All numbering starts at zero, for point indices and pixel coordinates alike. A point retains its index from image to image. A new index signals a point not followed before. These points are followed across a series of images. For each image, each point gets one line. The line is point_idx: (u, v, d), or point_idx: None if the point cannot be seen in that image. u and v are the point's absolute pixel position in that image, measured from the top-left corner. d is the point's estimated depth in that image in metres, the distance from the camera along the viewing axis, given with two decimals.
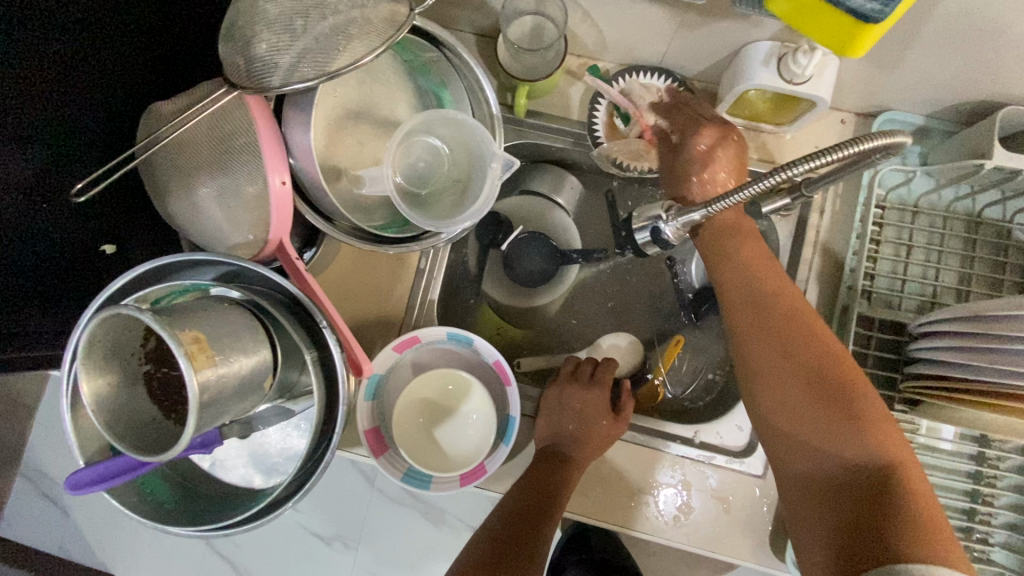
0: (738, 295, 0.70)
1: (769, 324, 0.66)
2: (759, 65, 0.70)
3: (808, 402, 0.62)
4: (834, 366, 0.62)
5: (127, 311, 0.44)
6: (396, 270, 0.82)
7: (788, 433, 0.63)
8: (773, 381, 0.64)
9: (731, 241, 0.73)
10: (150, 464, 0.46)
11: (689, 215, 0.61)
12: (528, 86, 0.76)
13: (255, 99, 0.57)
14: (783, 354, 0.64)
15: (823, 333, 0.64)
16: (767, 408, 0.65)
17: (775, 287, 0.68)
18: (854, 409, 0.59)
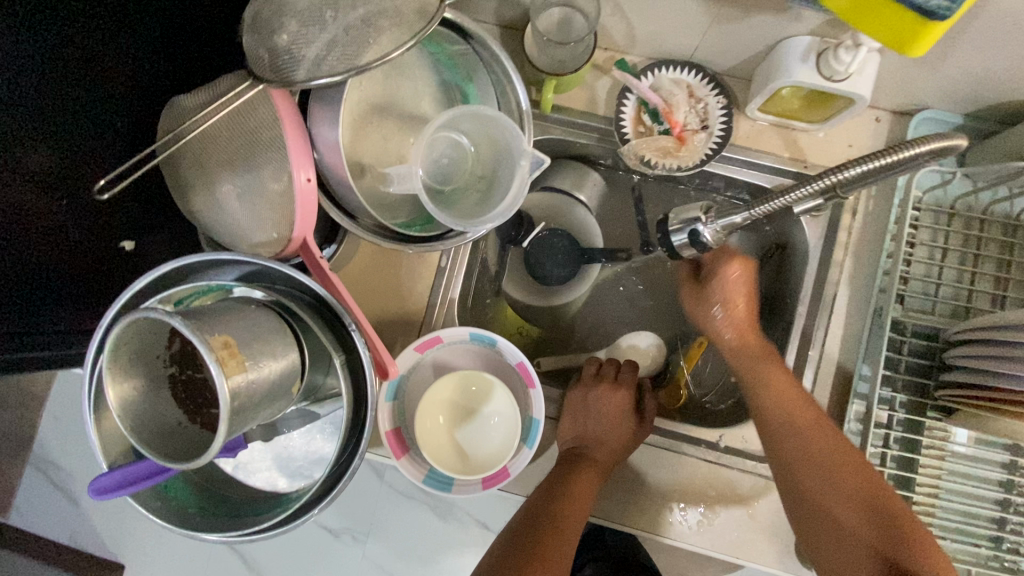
0: (778, 427, 0.70)
1: (818, 461, 0.66)
2: (797, 61, 0.67)
3: (849, 525, 0.64)
4: (867, 484, 0.64)
5: (153, 314, 0.42)
6: (417, 268, 0.80)
7: (836, 554, 0.64)
8: (809, 503, 0.66)
9: (763, 374, 0.73)
10: (176, 470, 0.45)
11: (730, 217, 0.69)
12: (555, 81, 0.74)
13: (281, 93, 0.56)
14: (818, 474, 0.66)
15: (850, 452, 0.66)
16: (811, 528, 0.66)
17: (811, 419, 0.69)
18: (896, 530, 0.61)
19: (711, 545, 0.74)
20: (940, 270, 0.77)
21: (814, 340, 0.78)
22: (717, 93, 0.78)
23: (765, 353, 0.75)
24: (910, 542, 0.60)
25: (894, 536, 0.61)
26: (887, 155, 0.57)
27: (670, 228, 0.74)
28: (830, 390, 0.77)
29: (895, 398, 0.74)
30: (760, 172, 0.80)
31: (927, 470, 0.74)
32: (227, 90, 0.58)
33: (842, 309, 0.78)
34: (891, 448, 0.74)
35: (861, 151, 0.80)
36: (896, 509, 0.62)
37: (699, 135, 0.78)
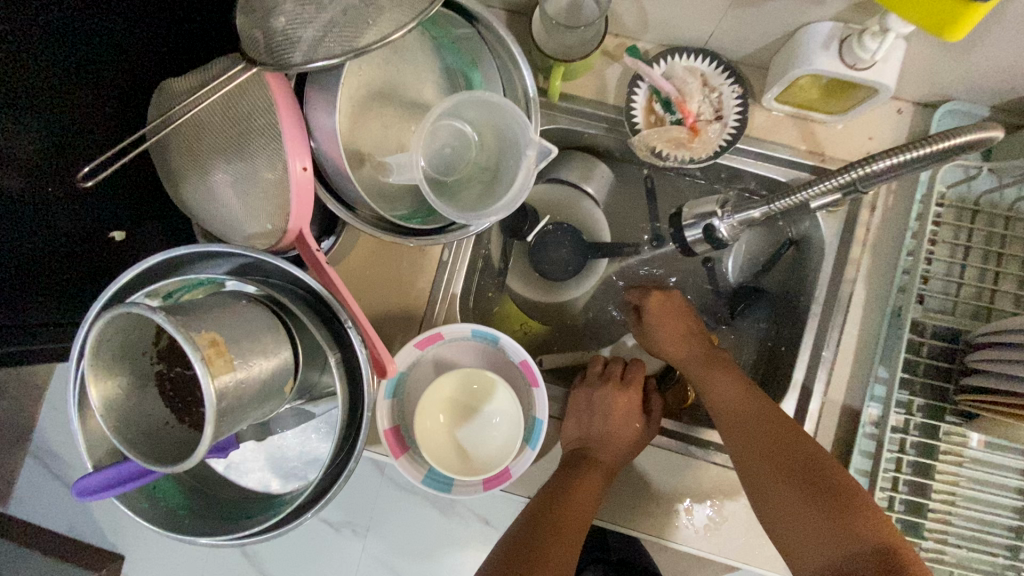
0: (722, 406, 0.71)
1: (757, 432, 0.67)
2: (819, 48, 0.64)
3: (803, 503, 0.61)
4: (817, 459, 0.63)
5: (135, 309, 0.40)
6: (418, 262, 0.77)
7: (796, 539, 0.61)
8: (764, 487, 0.64)
9: (703, 367, 0.76)
10: (162, 473, 0.43)
11: (748, 212, 0.68)
12: (564, 67, 0.71)
13: (276, 77, 0.53)
14: (769, 456, 0.65)
15: (796, 431, 0.66)
16: (770, 515, 0.63)
17: (751, 396, 0.70)
18: (849, 504, 0.59)
19: (719, 551, 0.72)
20: (962, 269, 0.73)
21: (829, 340, 0.75)
22: (733, 81, 0.74)
23: (705, 355, 0.78)
24: (864, 513, 0.58)
25: (850, 509, 0.59)
26: (919, 148, 0.55)
27: (684, 223, 0.74)
28: (845, 391, 0.75)
29: (913, 401, 0.71)
30: (776, 165, 0.77)
31: (944, 477, 0.71)
32: (220, 72, 0.56)
33: (858, 309, 0.75)
34: (907, 454, 0.70)
35: (881, 144, 0.76)
36: (846, 481, 0.61)
37: (713, 126, 0.75)
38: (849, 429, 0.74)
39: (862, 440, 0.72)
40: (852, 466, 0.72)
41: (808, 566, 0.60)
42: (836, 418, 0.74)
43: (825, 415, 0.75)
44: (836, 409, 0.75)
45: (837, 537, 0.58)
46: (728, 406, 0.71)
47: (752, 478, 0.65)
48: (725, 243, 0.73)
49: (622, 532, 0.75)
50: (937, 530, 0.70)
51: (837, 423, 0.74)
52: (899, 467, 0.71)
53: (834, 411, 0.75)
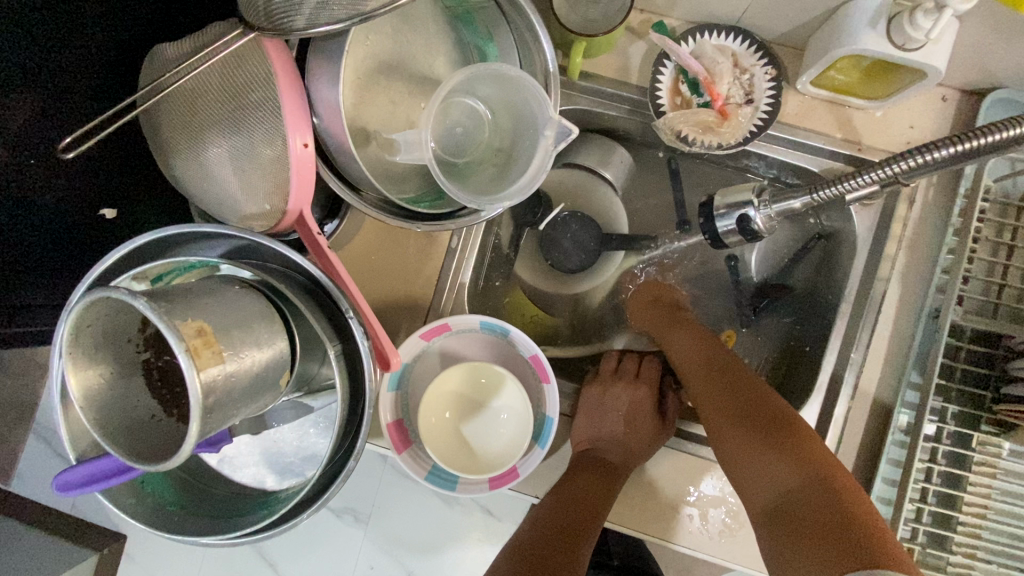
0: (687, 362, 0.73)
1: (711, 379, 0.68)
2: (865, 25, 0.58)
3: (749, 438, 0.60)
4: (772, 402, 0.62)
5: (115, 294, 0.36)
6: (426, 248, 0.73)
7: (742, 475, 0.59)
8: (718, 427, 0.63)
9: (670, 330, 0.78)
10: (143, 471, 0.40)
11: (788, 203, 0.64)
12: (586, 42, 0.66)
13: (275, 44, 0.49)
14: (725, 398, 0.65)
15: (756, 379, 0.66)
16: (723, 455, 0.62)
17: (711, 351, 0.72)
18: (796, 439, 0.57)
19: (738, 562, 0.68)
20: (1005, 269, 0.68)
21: (858, 341, 0.71)
22: (765, 62, 0.70)
23: (675, 319, 0.79)
24: (808, 447, 0.56)
25: (795, 444, 0.57)
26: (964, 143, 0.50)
27: (716, 212, 0.70)
28: (873, 396, 0.71)
29: (947, 408, 0.67)
30: (809, 154, 0.72)
31: (976, 489, 0.65)
32: (217, 37, 0.51)
33: (890, 308, 0.71)
34: (938, 463, 0.65)
35: (923, 134, 0.71)
36: (798, 423, 0.59)
37: (743, 110, 0.70)
38: (876, 435, 0.70)
39: (891, 448, 0.68)
40: (879, 474, 0.67)
41: (753, 502, 0.57)
42: (863, 423, 0.71)
43: (850, 419, 0.71)
44: (863, 413, 0.71)
45: (776, 468, 0.56)
46: (697, 363, 0.72)
47: (710, 422, 0.65)
48: (759, 235, 0.69)
49: (633, 536, 0.70)
50: (967, 544, 0.64)
51: (864, 429, 0.71)
52: (928, 477, 0.66)
53: (861, 415, 0.71)
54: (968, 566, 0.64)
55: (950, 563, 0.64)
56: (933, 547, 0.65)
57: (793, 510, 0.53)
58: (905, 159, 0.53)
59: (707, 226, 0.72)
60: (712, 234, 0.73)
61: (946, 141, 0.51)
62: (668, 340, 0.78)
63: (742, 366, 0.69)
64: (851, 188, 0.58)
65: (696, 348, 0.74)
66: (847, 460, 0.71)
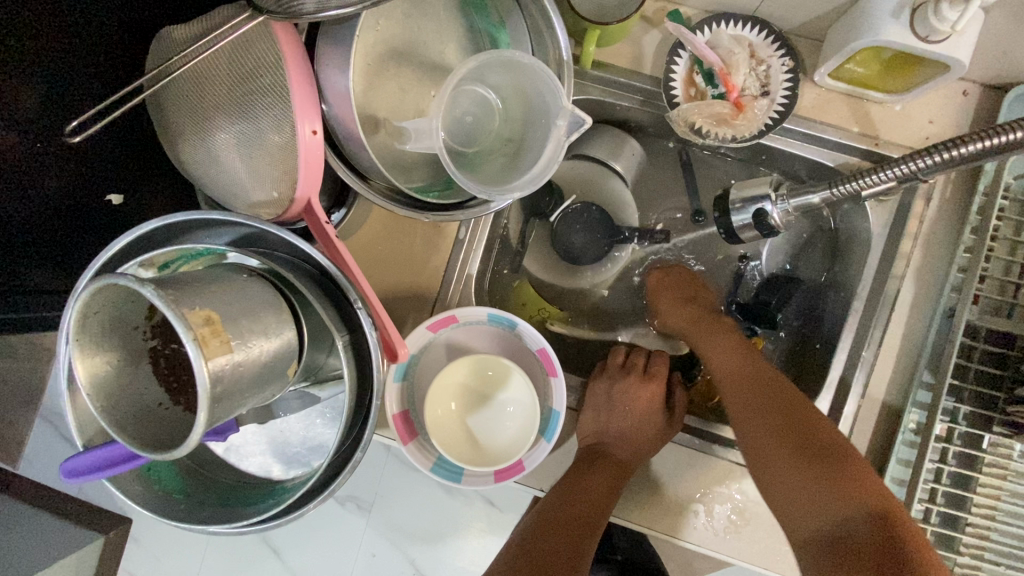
0: (720, 368, 0.71)
1: (751, 392, 0.66)
2: (888, 15, 0.57)
3: (801, 466, 0.60)
4: (820, 425, 0.62)
5: (123, 281, 0.35)
6: (434, 238, 0.73)
7: (791, 503, 0.59)
8: (762, 449, 0.63)
9: (701, 332, 0.75)
10: (150, 459, 0.39)
11: (807, 198, 0.63)
12: (599, 30, 0.64)
13: (284, 28, 0.48)
14: (769, 419, 0.63)
15: (800, 396, 0.64)
16: (764, 474, 0.62)
17: (747, 358, 0.70)
18: (850, 471, 0.58)
19: (741, 556, 0.68)
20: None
21: (870, 340, 0.70)
22: (783, 53, 0.68)
23: (705, 318, 0.76)
24: (858, 479, 0.57)
25: (846, 476, 0.57)
26: (990, 139, 0.49)
27: (732, 207, 0.69)
28: (883, 395, 0.70)
29: (959, 408, 0.65)
30: (824, 149, 0.71)
31: (985, 490, 0.64)
32: (226, 20, 0.51)
33: (903, 307, 0.70)
34: (948, 464, 0.64)
35: (943, 129, 0.69)
36: (846, 449, 0.60)
37: (759, 102, 0.69)
38: (885, 434, 0.70)
39: (901, 448, 0.67)
40: (887, 473, 0.67)
41: (799, 528, 0.58)
42: (873, 421, 0.70)
43: (860, 417, 0.70)
44: (873, 411, 0.70)
45: (832, 502, 0.57)
46: (733, 372, 0.69)
47: (750, 441, 0.64)
48: (776, 230, 0.68)
49: (637, 530, 0.70)
50: (976, 546, 0.64)
51: (872, 427, 0.70)
52: (937, 478, 0.65)
53: (871, 414, 0.70)
54: (976, 568, 0.63)
55: (957, 564, 0.64)
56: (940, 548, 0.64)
57: (850, 546, 0.54)
58: (923, 156, 0.53)
59: (723, 222, 0.71)
60: (727, 231, 0.72)
61: (971, 137, 0.50)
62: (699, 341, 0.75)
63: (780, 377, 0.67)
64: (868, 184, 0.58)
65: (731, 354, 0.71)
66: None
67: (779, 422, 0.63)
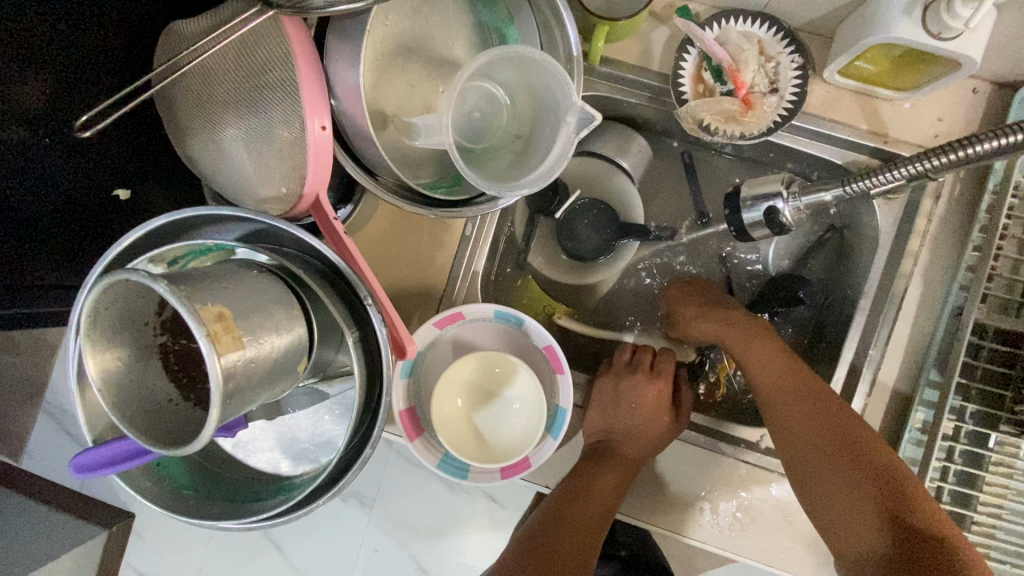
0: (763, 377, 0.68)
1: (797, 409, 0.65)
2: (899, 12, 0.56)
3: (847, 486, 0.61)
4: (866, 443, 0.61)
5: (135, 277, 0.35)
6: (441, 235, 0.72)
7: (837, 524, 0.61)
8: (807, 469, 0.63)
9: (738, 338, 0.71)
10: (162, 455, 0.39)
11: (818, 195, 0.63)
12: (608, 26, 0.64)
13: (293, 23, 0.47)
14: (815, 439, 0.63)
15: (846, 413, 0.63)
16: (810, 492, 0.63)
17: (792, 369, 0.67)
18: (897, 491, 0.58)
19: (747, 554, 0.68)
20: None
21: (876, 338, 0.70)
22: (792, 50, 0.68)
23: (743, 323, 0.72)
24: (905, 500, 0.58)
25: (892, 498, 0.58)
26: (994, 142, 0.49)
27: (743, 204, 0.69)
28: (889, 393, 0.70)
29: (966, 407, 0.65)
30: (832, 146, 0.71)
31: (992, 488, 0.64)
32: (235, 14, 0.50)
33: (911, 305, 0.70)
34: (954, 462, 0.64)
35: (952, 126, 0.69)
36: (893, 467, 0.60)
37: (768, 99, 0.69)
38: (891, 432, 0.70)
39: (907, 445, 0.67)
40: None
41: (846, 544, 0.60)
42: (879, 420, 0.70)
43: (866, 415, 0.70)
44: (879, 409, 0.70)
45: (878, 522, 0.58)
46: (775, 386, 0.67)
47: (794, 459, 0.64)
48: (786, 228, 0.68)
49: (643, 527, 0.70)
50: (981, 544, 0.64)
51: (878, 425, 0.70)
52: (943, 476, 0.65)
53: (877, 412, 0.70)
54: None
55: None
56: None
57: (899, 565, 0.56)
58: (927, 158, 0.53)
59: (733, 219, 0.71)
60: (738, 228, 0.71)
61: (977, 138, 0.50)
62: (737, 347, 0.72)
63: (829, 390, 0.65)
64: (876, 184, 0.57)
65: (771, 363, 0.68)
66: None
67: (826, 442, 0.63)
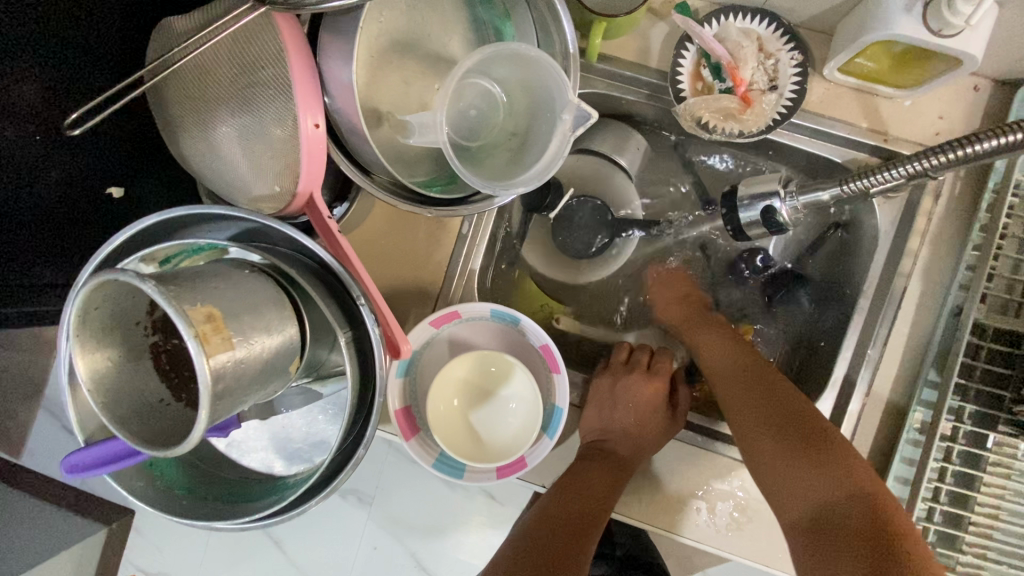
0: (715, 360, 0.73)
1: (741, 382, 0.68)
2: (901, 9, 0.56)
3: (790, 449, 0.60)
4: (807, 411, 0.62)
5: (123, 277, 0.35)
6: (437, 233, 0.72)
7: (781, 491, 0.60)
8: (753, 435, 0.63)
9: (696, 326, 0.77)
10: (150, 456, 0.39)
11: (815, 194, 0.63)
12: (606, 23, 0.64)
13: (285, 19, 0.47)
14: (756, 406, 0.65)
15: (789, 386, 0.65)
16: (754, 461, 0.62)
17: (739, 352, 0.71)
18: (836, 451, 0.59)
19: (744, 555, 0.67)
20: None
21: (876, 338, 0.70)
22: (792, 47, 0.67)
23: (702, 315, 0.78)
24: (846, 462, 0.58)
25: (831, 459, 0.58)
26: (999, 141, 0.48)
27: (741, 202, 0.68)
28: (887, 393, 0.70)
29: (964, 408, 0.65)
30: (831, 144, 0.70)
31: (989, 489, 0.63)
32: (226, 10, 0.50)
33: (909, 306, 0.70)
34: (952, 463, 0.64)
35: (953, 125, 0.68)
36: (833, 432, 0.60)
37: (768, 97, 0.68)
38: (889, 432, 0.69)
39: (904, 446, 0.67)
40: (891, 472, 0.67)
41: (788, 510, 0.59)
42: (877, 420, 0.70)
43: (864, 415, 0.70)
44: (877, 410, 0.70)
45: (816, 483, 0.58)
46: (725, 364, 0.71)
47: (741, 426, 0.65)
48: (784, 227, 0.68)
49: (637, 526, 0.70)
50: (978, 545, 0.63)
51: (876, 425, 0.70)
52: (941, 477, 0.65)
53: (874, 412, 0.70)
54: (977, 566, 0.63)
55: (959, 562, 0.63)
56: (942, 546, 0.63)
57: (839, 526, 0.55)
58: (924, 158, 0.53)
59: (730, 217, 0.71)
60: (735, 226, 0.71)
61: (980, 136, 0.49)
62: (693, 335, 0.77)
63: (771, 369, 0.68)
64: (878, 182, 0.57)
65: (721, 348, 0.73)
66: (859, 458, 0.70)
67: (766, 408, 0.64)
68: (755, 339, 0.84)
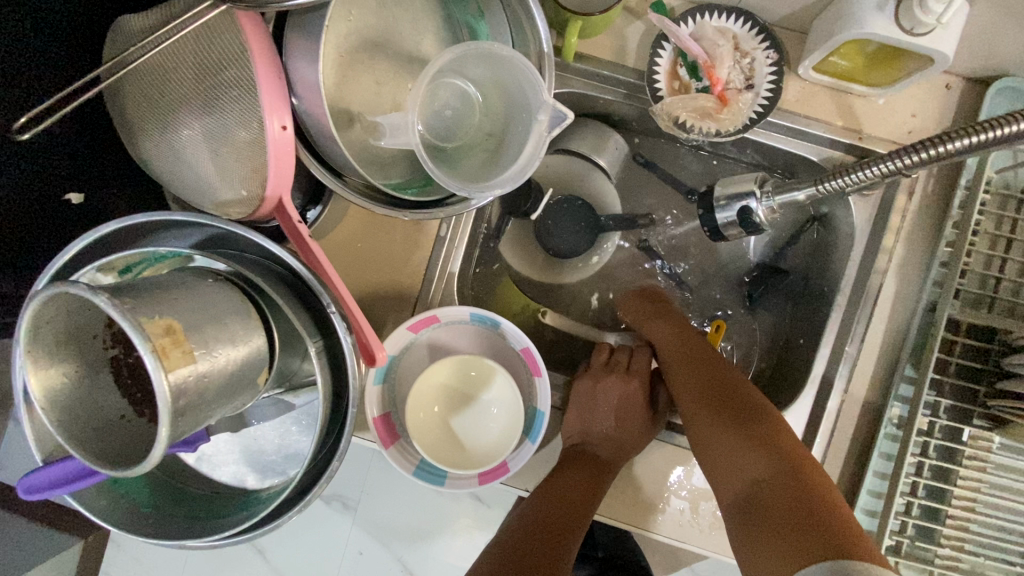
0: (670, 350, 0.73)
1: (691, 369, 0.68)
2: (873, 8, 0.56)
3: (727, 430, 0.60)
4: (749, 397, 0.63)
5: (74, 290, 0.33)
6: (413, 236, 0.70)
7: (721, 470, 0.59)
8: (695, 419, 0.64)
9: (656, 319, 0.77)
10: (109, 476, 0.38)
11: (791, 194, 0.63)
12: (582, 21, 0.63)
13: (248, 18, 0.45)
14: (702, 390, 0.65)
15: (737, 375, 0.66)
16: (698, 443, 0.62)
17: (693, 342, 0.72)
18: (774, 433, 0.58)
19: (727, 554, 0.67)
20: (1003, 262, 0.66)
21: (853, 335, 0.70)
22: (767, 45, 0.67)
23: (665, 310, 0.77)
24: (782, 441, 0.57)
25: (768, 437, 0.58)
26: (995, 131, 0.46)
27: (717, 203, 0.69)
28: (865, 391, 0.70)
29: (940, 402, 0.66)
30: (807, 143, 0.71)
31: (965, 483, 0.64)
32: (188, 8, 0.48)
33: (886, 302, 0.70)
34: (929, 457, 0.65)
35: (926, 122, 0.69)
36: (777, 419, 0.60)
37: (744, 96, 0.68)
38: (868, 428, 0.70)
39: (883, 441, 0.68)
40: (870, 467, 0.67)
41: (727, 493, 0.58)
42: (856, 416, 0.70)
43: (843, 412, 0.70)
44: (857, 407, 0.70)
45: (752, 461, 0.57)
46: (677, 353, 0.72)
47: (688, 412, 0.65)
48: (760, 227, 0.68)
49: (617, 526, 0.70)
50: (955, 537, 0.64)
51: (855, 420, 0.70)
52: (918, 471, 0.65)
53: (853, 410, 0.70)
54: (955, 559, 0.63)
55: (937, 555, 0.64)
56: (921, 540, 0.64)
57: (768, 500, 0.54)
58: (899, 158, 0.52)
59: (707, 219, 0.71)
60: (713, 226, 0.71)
61: (971, 128, 0.48)
62: (648, 324, 0.77)
63: (723, 360, 0.68)
64: (861, 180, 0.56)
65: (675, 338, 0.73)
66: (838, 455, 0.70)
67: (712, 392, 0.64)
68: (735, 337, 0.84)
